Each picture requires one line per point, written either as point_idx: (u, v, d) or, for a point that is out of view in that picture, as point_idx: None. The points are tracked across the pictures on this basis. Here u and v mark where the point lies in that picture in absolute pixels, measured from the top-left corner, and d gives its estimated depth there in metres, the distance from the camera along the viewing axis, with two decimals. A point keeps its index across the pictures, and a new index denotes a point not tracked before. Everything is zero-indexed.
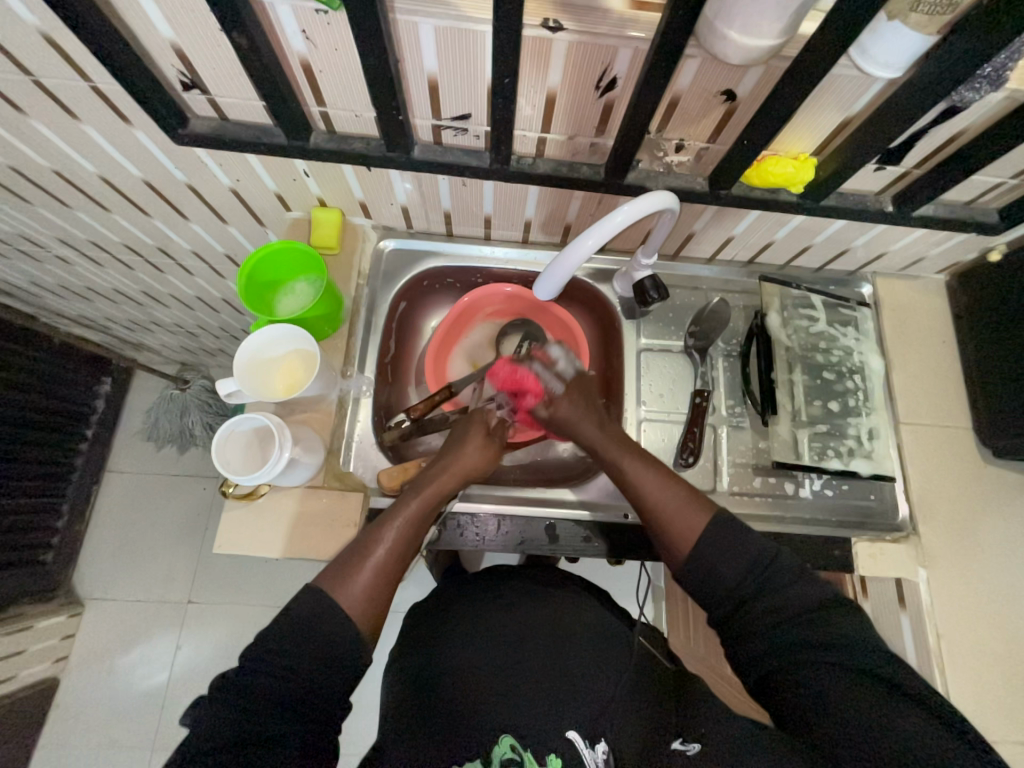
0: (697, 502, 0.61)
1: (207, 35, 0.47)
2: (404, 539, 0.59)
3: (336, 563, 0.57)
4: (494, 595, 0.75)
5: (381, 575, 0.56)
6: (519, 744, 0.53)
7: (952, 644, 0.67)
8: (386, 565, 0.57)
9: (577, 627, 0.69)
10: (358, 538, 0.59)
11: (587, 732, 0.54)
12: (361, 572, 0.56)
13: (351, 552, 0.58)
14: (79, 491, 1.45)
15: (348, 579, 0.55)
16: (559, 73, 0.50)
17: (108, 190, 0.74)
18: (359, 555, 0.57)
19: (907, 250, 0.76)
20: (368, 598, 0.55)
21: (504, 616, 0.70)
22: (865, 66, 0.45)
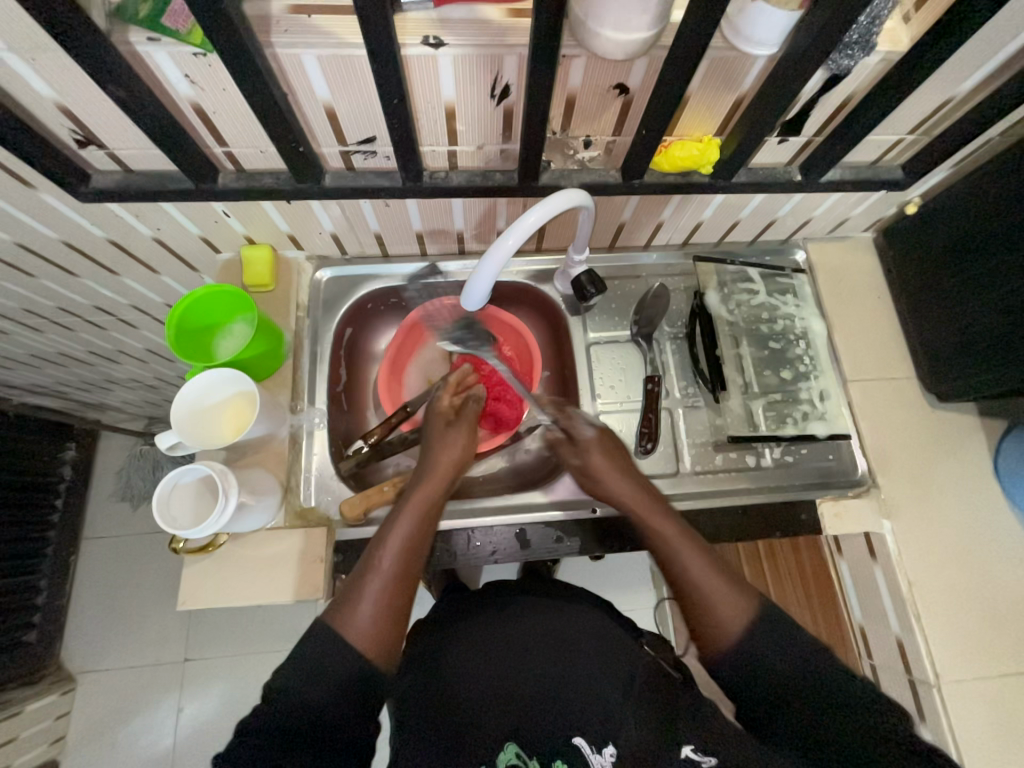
0: (739, 600, 0.57)
1: (90, 92, 0.47)
2: (406, 556, 0.57)
3: (341, 590, 0.56)
4: (501, 608, 0.74)
5: (388, 589, 0.55)
6: (522, 752, 0.55)
7: (924, 588, 0.69)
8: (388, 589, 0.55)
9: (582, 637, 0.68)
10: (360, 561, 0.58)
11: (593, 737, 0.56)
12: (366, 596, 0.55)
13: (351, 580, 0.57)
14: (55, 563, 1.40)
15: (354, 605, 0.54)
16: (451, 87, 0.50)
17: (29, 256, 0.73)
18: (357, 584, 0.56)
19: (831, 214, 0.78)
20: (376, 626, 0.53)
21: (510, 628, 0.70)
22: (740, 45, 0.47)
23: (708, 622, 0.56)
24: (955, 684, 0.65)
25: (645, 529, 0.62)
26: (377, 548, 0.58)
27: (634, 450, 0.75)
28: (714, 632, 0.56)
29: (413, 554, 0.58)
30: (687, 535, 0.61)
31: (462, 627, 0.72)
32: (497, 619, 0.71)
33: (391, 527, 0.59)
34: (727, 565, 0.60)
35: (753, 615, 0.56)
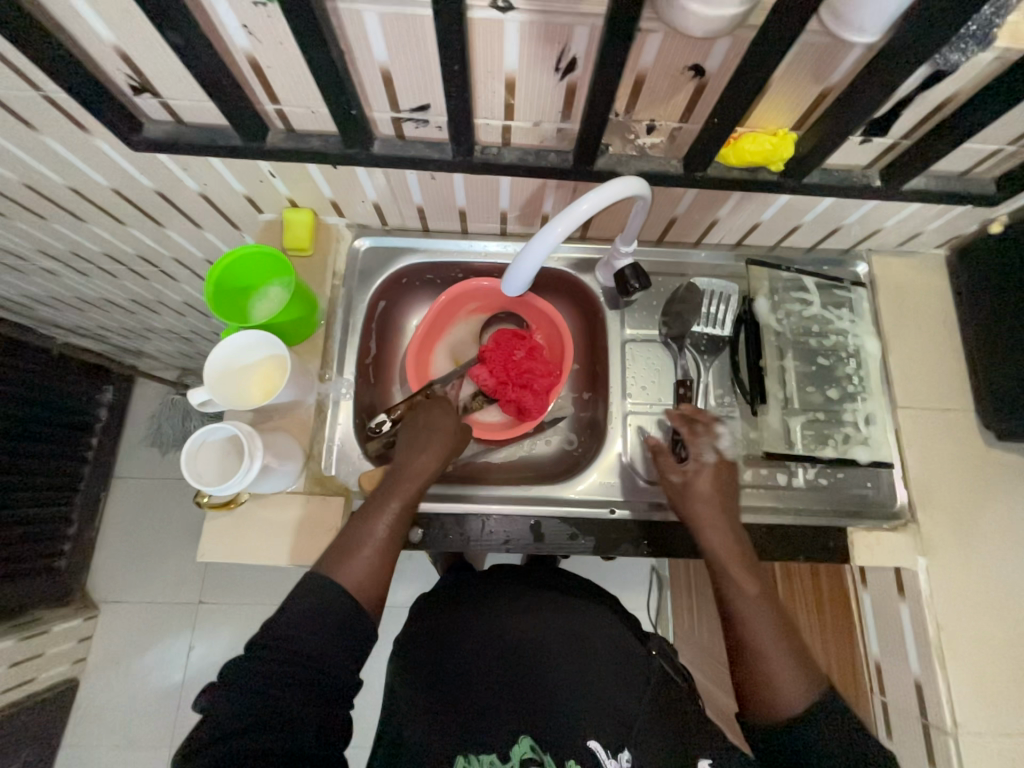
0: (805, 677, 0.53)
1: (148, 37, 0.46)
2: (397, 522, 0.59)
3: (333, 545, 0.58)
4: (512, 595, 0.73)
5: (381, 550, 0.57)
6: (537, 747, 0.56)
7: (953, 635, 0.65)
8: (382, 552, 0.57)
9: (596, 641, 0.67)
10: (351, 522, 0.59)
11: (609, 742, 0.56)
12: (360, 553, 0.56)
13: (345, 536, 0.58)
14: (87, 497, 1.47)
15: (348, 560, 0.56)
16: (514, 57, 0.47)
17: (80, 201, 0.74)
18: (353, 539, 0.57)
19: (903, 225, 0.72)
20: (369, 581, 0.55)
21: (523, 619, 0.69)
22: (838, 32, 0.42)
23: (761, 693, 0.53)
24: (973, 736, 0.62)
25: (724, 582, 0.59)
26: (373, 509, 0.60)
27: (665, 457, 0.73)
28: (765, 701, 0.52)
29: (400, 526, 0.60)
30: (759, 601, 0.57)
31: (479, 611, 0.70)
32: (513, 608, 0.71)
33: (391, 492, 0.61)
34: (796, 639, 0.55)
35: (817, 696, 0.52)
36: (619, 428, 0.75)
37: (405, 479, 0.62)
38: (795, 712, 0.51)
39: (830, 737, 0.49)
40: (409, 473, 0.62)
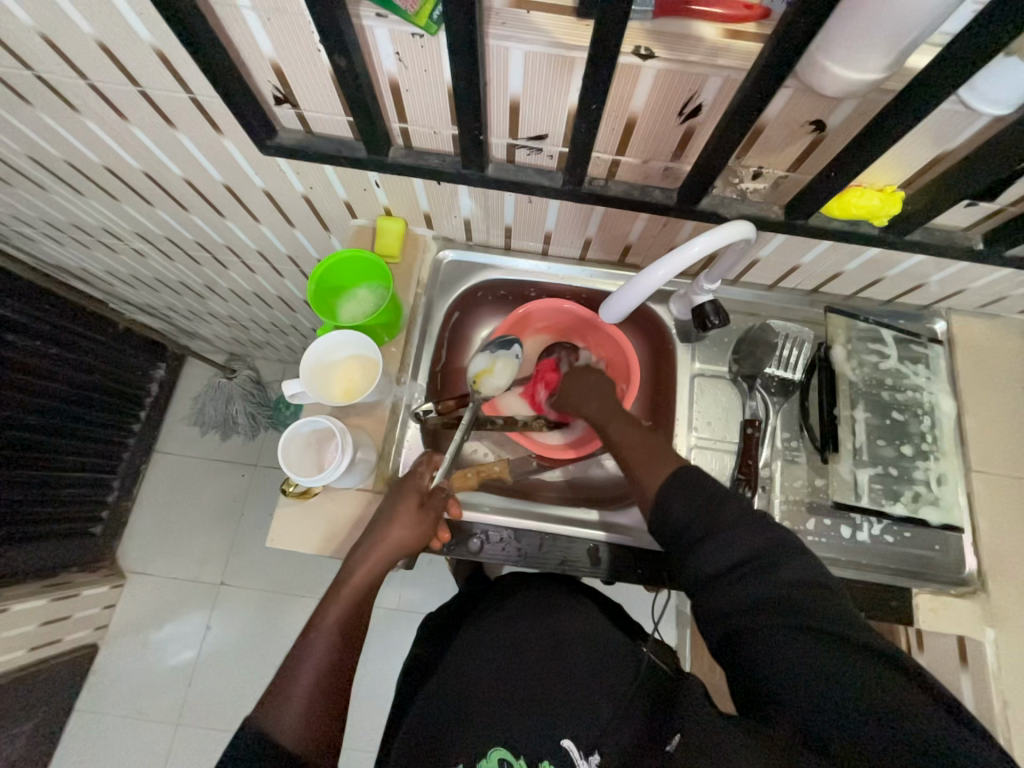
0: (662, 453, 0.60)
1: (307, 54, 0.49)
2: (338, 643, 0.57)
3: (269, 686, 0.54)
4: (504, 605, 0.76)
5: (319, 688, 0.54)
6: (509, 756, 0.56)
7: (1020, 712, 0.63)
8: (323, 678, 0.54)
9: (574, 636, 0.68)
10: (287, 656, 0.56)
11: (583, 743, 0.55)
12: (295, 701, 0.52)
13: (281, 673, 0.54)
14: (129, 468, 1.52)
15: (282, 706, 0.52)
16: (642, 98, 0.49)
17: (190, 192, 0.79)
18: (291, 674, 0.54)
19: (989, 289, 0.72)
20: (311, 719, 0.52)
21: (504, 627, 0.71)
22: (971, 102, 0.43)
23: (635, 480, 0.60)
24: None
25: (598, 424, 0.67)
26: (308, 637, 0.57)
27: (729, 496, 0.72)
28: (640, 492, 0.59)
29: (346, 643, 0.57)
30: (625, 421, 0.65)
31: (472, 627, 0.74)
32: (501, 617, 0.73)
33: (329, 609, 0.59)
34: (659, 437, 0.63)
35: (675, 472, 0.57)
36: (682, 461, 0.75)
37: (341, 594, 0.60)
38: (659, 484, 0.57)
39: (681, 510, 0.55)
40: (342, 584, 0.60)
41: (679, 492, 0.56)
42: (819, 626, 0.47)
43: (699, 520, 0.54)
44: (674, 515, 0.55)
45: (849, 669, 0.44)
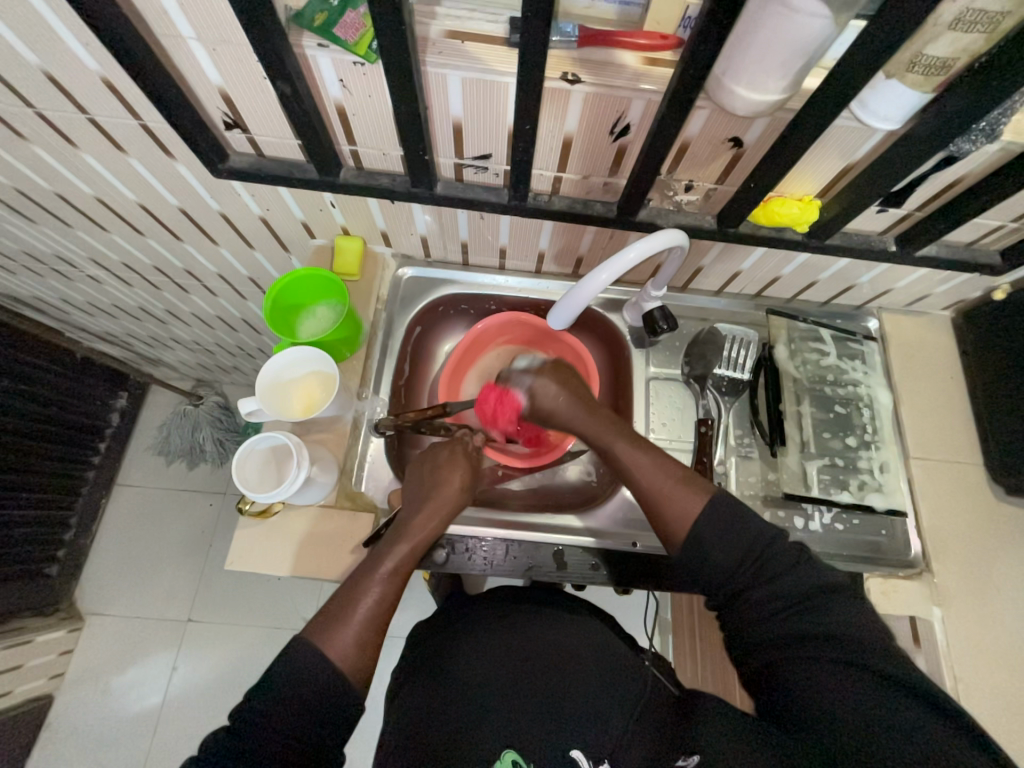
0: (688, 485, 0.58)
1: (253, 82, 0.51)
2: (392, 585, 0.58)
3: (322, 612, 0.55)
4: (500, 615, 0.73)
5: (370, 625, 0.54)
6: (522, 760, 0.54)
7: (970, 687, 0.66)
8: (375, 621, 0.55)
9: (581, 651, 0.67)
10: (344, 585, 0.57)
11: (592, 752, 0.55)
12: (349, 626, 0.54)
13: (337, 600, 0.56)
14: (88, 503, 1.45)
15: (337, 628, 0.53)
16: (575, 119, 0.53)
17: (145, 216, 0.79)
18: (348, 606, 0.55)
19: (913, 287, 0.78)
20: (360, 656, 0.53)
21: (508, 634, 0.69)
22: (865, 118, 0.48)
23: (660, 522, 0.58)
24: None
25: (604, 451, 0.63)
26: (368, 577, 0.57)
27: None
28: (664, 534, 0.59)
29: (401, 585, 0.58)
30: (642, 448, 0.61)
31: (467, 634, 0.70)
32: (501, 625, 0.71)
33: (388, 554, 0.59)
34: (678, 463, 0.61)
35: (705, 502, 0.57)
36: None
37: (404, 543, 0.60)
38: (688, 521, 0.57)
39: (725, 554, 0.55)
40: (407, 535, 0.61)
41: (713, 527, 0.56)
42: (772, 646, 0.52)
43: (743, 567, 0.55)
44: (718, 549, 0.55)
45: (796, 672, 0.50)
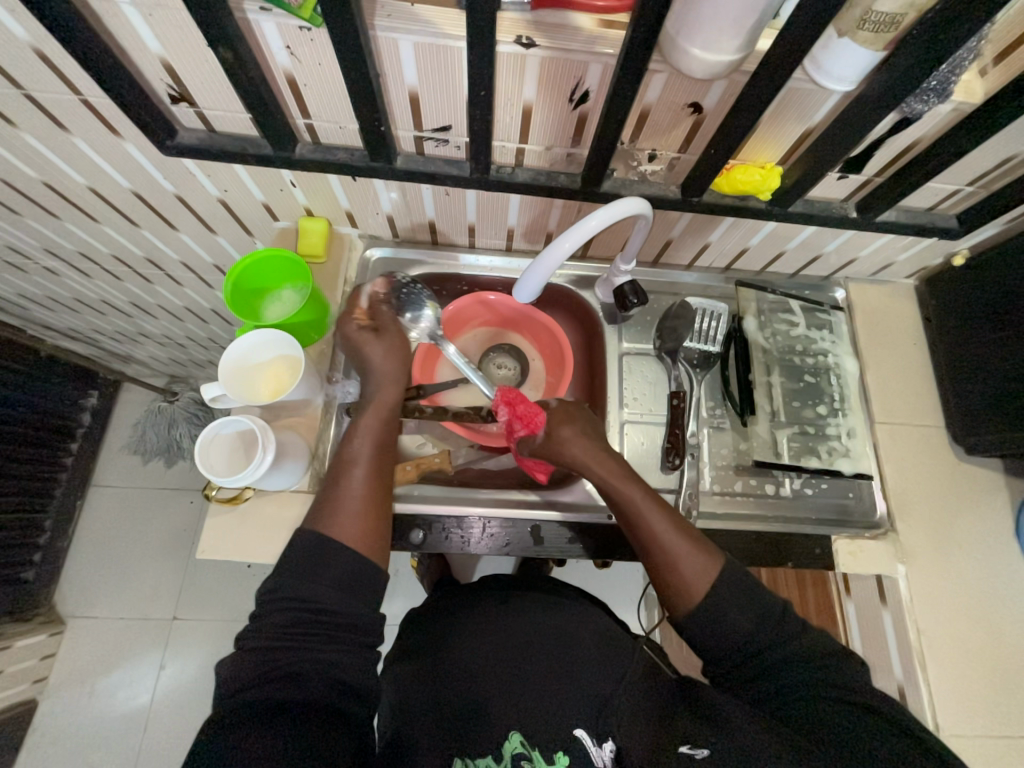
0: (696, 547, 0.60)
1: (196, 51, 0.49)
2: (370, 458, 0.62)
3: (315, 508, 0.60)
4: (499, 602, 0.71)
5: (359, 497, 0.59)
6: (528, 745, 0.52)
7: (933, 639, 0.68)
8: (366, 491, 0.60)
9: (581, 633, 0.66)
10: (329, 478, 0.62)
11: (593, 730, 0.54)
12: (343, 507, 0.59)
13: (327, 494, 0.60)
14: (62, 506, 1.42)
15: (335, 514, 0.58)
16: (533, 87, 0.52)
17: (98, 201, 0.76)
18: (339, 493, 0.59)
19: (876, 256, 0.79)
20: (362, 524, 0.58)
21: (504, 619, 0.67)
22: (820, 79, 0.48)
23: (677, 586, 0.59)
24: (955, 739, 0.65)
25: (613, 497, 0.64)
26: (346, 465, 0.62)
27: (661, 465, 0.76)
28: (678, 595, 0.59)
29: (380, 454, 0.63)
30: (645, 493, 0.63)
31: (463, 624, 0.68)
32: (497, 611, 0.69)
33: (357, 435, 0.64)
34: (686, 526, 0.62)
35: (718, 571, 0.59)
36: (617, 437, 0.78)
37: (368, 422, 0.65)
38: (705, 587, 0.58)
39: (747, 619, 0.57)
40: (368, 417, 0.65)
41: (731, 595, 0.58)
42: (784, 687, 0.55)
43: (757, 629, 0.56)
44: (727, 619, 0.57)
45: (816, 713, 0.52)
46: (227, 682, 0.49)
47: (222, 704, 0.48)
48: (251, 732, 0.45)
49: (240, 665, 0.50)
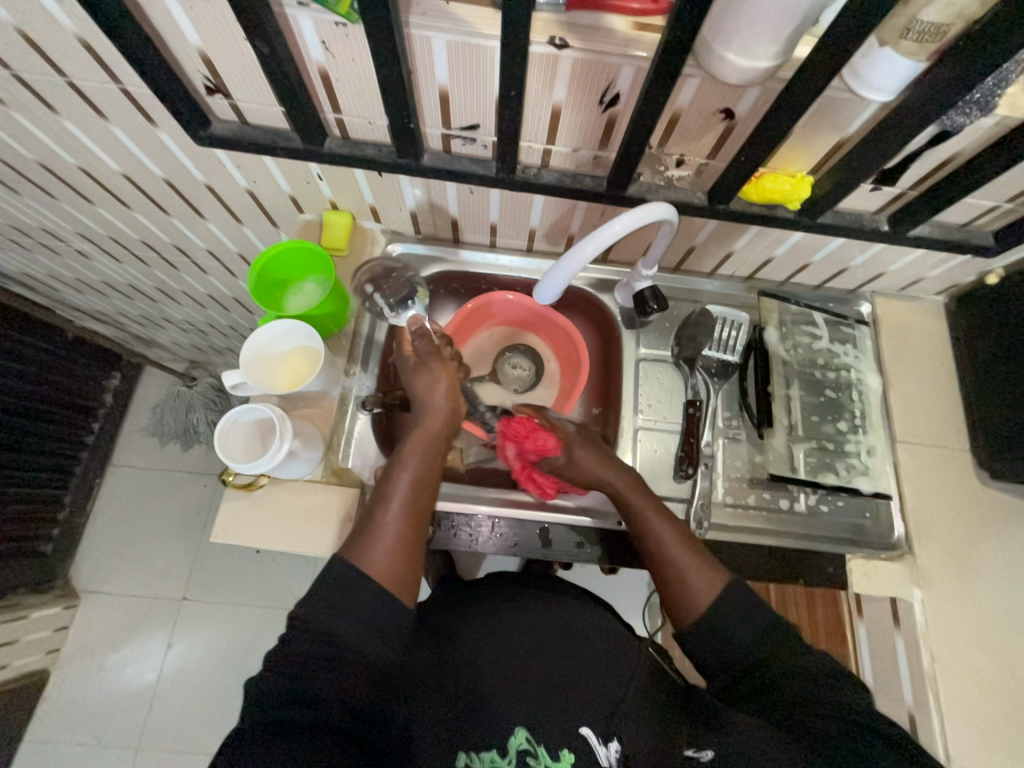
0: (705, 566, 0.61)
1: (234, 44, 0.50)
2: (409, 496, 0.62)
3: (354, 535, 0.60)
4: (506, 598, 0.71)
5: (398, 534, 0.59)
6: (533, 742, 0.52)
7: (947, 667, 0.66)
8: (402, 529, 0.59)
9: (588, 634, 0.65)
10: (369, 508, 0.62)
11: (601, 729, 0.54)
12: (379, 541, 0.58)
13: (365, 524, 0.60)
14: (82, 483, 1.45)
15: (370, 546, 0.58)
16: (563, 88, 0.52)
17: (132, 188, 0.78)
18: (374, 526, 0.59)
19: (906, 271, 0.77)
20: (394, 564, 0.57)
21: (510, 618, 0.67)
22: (858, 89, 0.47)
23: (681, 602, 0.59)
24: None
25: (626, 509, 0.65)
26: (384, 497, 0.61)
27: (674, 473, 0.75)
28: (683, 611, 0.59)
29: (421, 495, 0.62)
30: (657, 508, 0.64)
31: (468, 620, 0.68)
32: (503, 608, 0.69)
33: (400, 471, 0.63)
34: (696, 544, 0.63)
35: (721, 590, 0.59)
36: (630, 443, 0.78)
37: (411, 458, 0.64)
38: (706, 603, 0.58)
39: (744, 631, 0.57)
40: (411, 453, 0.64)
41: (730, 614, 0.57)
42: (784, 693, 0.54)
43: (758, 645, 0.56)
44: (727, 633, 0.57)
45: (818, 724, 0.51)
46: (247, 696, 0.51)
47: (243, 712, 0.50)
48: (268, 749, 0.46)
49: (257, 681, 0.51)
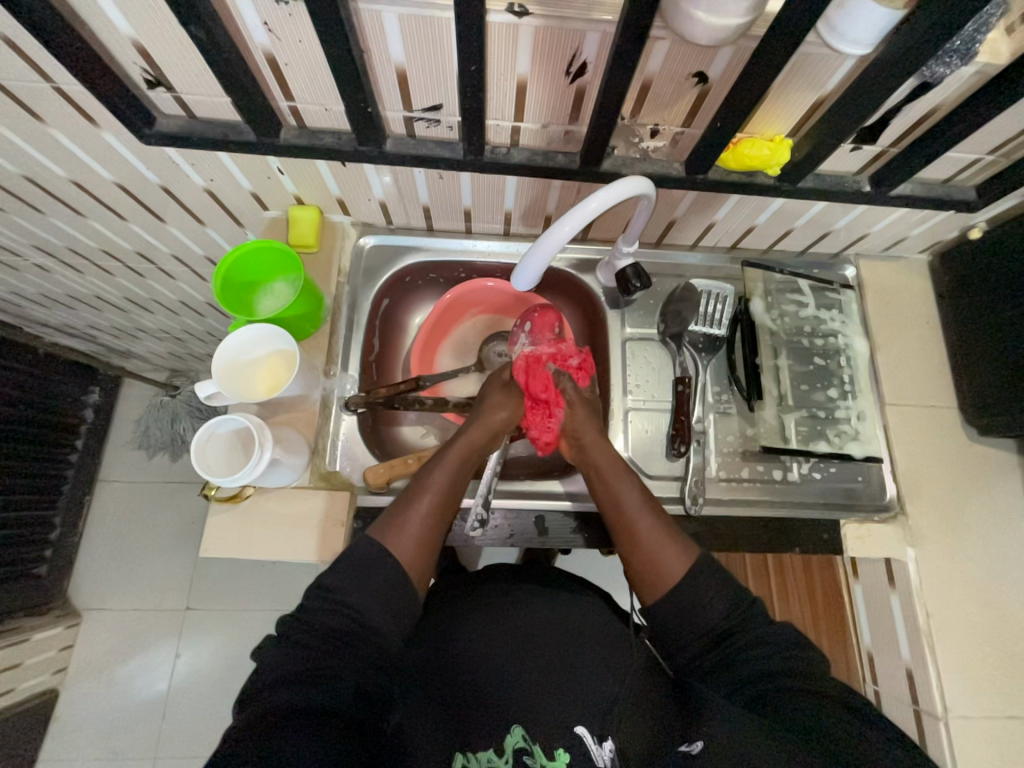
0: (675, 543, 0.61)
1: (169, 31, 0.47)
2: (439, 496, 0.63)
3: (385, 516, 0.62)
4: (504, 592, 0.71)
5: (427, 527, 0.61)
6: (527, 742, 0.51)
7: (942, 622, 0.68)
8: (430, 519, 0.61)
9: (585, 628, 0.66)
10: (402, 496, 0.64)
11: (596, 728, 0.52)
12: (409, 528, 0.60)
13: (397, 508, 0.62)
14: (70, 502, 1.42)
15: (400, 530, 0.60)
16: (527, 61, 0.49)
17: (83, 195, 0.73)
18: (406, 512, 0.61)
19: (889, 230, 0.76)
20: (418, 552, 0.59)
21: (510, 614, 0.67)
22: (834, 43, 0.45)
23: (643, 567, 0.61)
24: (962, 719, 0.65)
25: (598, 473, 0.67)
26: (419, 490, 0.63)
27: (666, 452, 0.75)
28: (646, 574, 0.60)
29: (450, 497, 0.64)
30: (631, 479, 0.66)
31: (466, 617, 0.68)
32: (501, 603, 0.69)
33: (437, 468, 0.65)
34: (665, 518, 0.64)
35: (690, 565, 0.60)
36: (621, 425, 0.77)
37: (450, 458, 0.67)
38: (675, 573, 0.59)
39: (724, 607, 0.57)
40: (451, 454, 0.67)
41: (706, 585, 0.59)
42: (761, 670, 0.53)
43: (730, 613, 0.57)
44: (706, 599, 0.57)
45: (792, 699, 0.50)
46: (262, 678, 0.48)
47: (259, 694, 0.47)
48: (297, 732, 0.44)
49: (279, 661, 0.49)
